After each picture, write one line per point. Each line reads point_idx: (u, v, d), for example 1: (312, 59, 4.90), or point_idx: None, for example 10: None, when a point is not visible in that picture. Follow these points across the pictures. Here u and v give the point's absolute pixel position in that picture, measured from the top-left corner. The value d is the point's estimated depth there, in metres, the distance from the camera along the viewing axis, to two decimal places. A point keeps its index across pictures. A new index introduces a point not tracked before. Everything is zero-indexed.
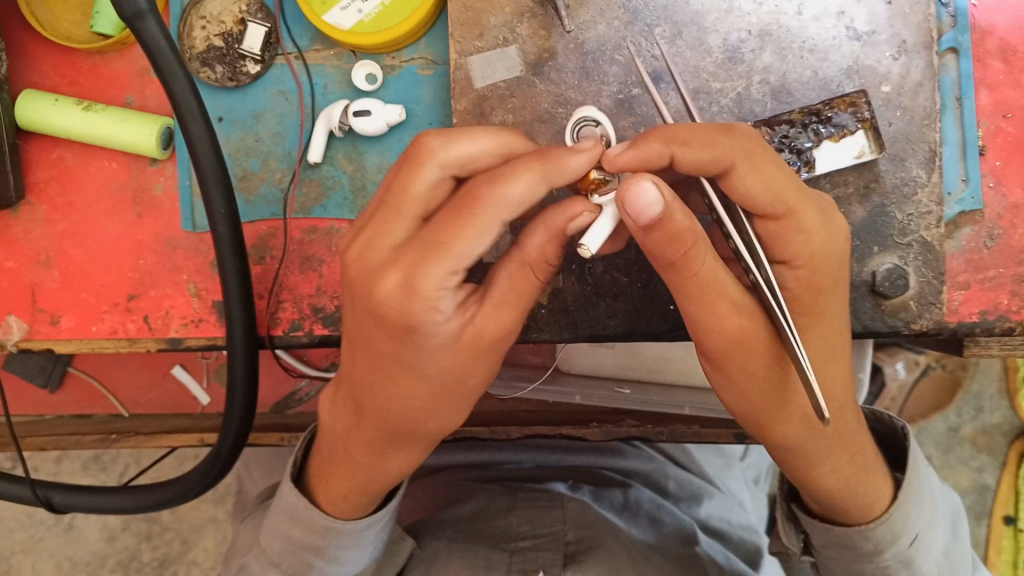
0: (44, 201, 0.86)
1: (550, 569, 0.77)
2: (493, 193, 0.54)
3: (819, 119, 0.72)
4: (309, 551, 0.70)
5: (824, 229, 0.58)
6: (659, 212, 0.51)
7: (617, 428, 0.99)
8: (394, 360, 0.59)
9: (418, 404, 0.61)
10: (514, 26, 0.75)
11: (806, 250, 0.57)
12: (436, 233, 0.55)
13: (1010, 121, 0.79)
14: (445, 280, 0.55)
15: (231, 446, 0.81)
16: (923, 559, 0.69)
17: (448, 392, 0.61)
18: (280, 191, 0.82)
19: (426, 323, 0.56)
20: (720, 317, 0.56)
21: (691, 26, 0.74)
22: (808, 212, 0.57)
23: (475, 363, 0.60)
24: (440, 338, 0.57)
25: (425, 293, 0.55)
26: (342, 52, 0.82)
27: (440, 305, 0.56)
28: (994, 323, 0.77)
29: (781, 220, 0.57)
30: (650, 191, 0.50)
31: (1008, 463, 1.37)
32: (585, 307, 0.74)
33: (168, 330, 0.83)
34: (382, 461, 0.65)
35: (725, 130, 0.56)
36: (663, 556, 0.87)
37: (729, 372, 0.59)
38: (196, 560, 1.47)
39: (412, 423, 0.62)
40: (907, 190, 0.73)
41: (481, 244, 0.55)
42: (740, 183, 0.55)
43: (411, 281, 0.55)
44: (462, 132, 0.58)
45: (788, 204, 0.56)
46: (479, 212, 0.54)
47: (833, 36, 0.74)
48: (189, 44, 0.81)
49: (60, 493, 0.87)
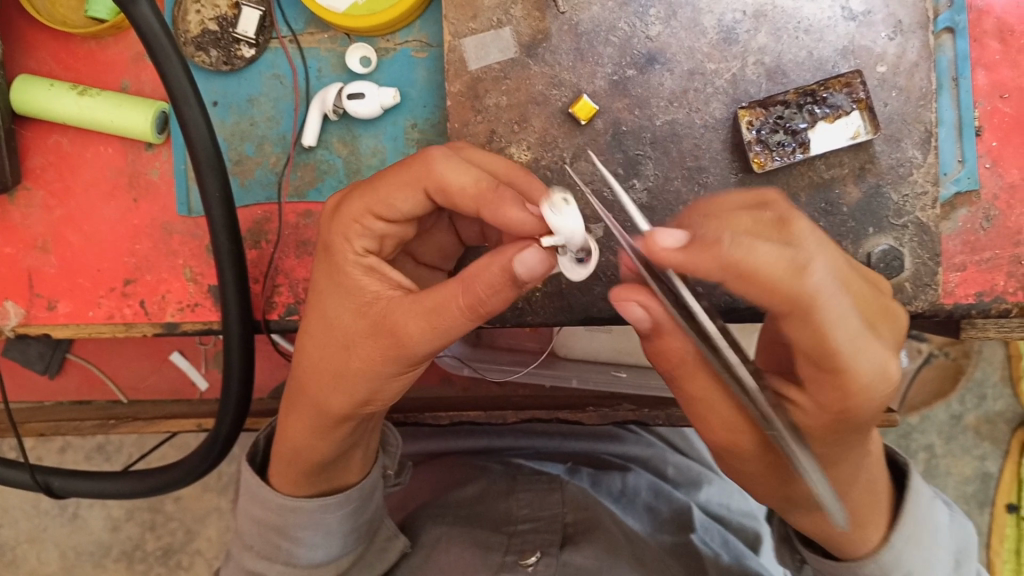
0: (40, 186, 0.85)
1: (547, 550, 0.78)
2: (427, 157, 0.60)
3: (814, 99, 0.73)
4: (276, 532, 0.71)
5: (871, 386, 0.51)
6: (648, 327, 0.53)
7: (613, 411, 0.98)
8: (311, 319, 0.64)
9: (315, 371, 0.64)
10: (508, 8, 0.75)
11: (838, 404, 0.52)
12: (378, 182, 0.61)
13: (1007, 101, 0.78)
14: (364, 217, 0.61)
15: (228, 432, 0.81)
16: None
17: (339, 373, 0.62)
18: (275, 175, 0.82)
19: (343, 265, 0.61)
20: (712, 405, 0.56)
21: (686, 7, 0.74)
22: (860, 366, 0.50)
23: (365, 350, 0.60)
24: (349, 299, 0.61)
25: (343, 221, 0.62)
26: (337, 35, 0.82)
27: (354, 247, 0.61)
28: (989, 305, 0.76)
29: (825, 372, 0.51)
30: (636, 312, 0.53)
31: (1012, 450, 1.37)
32: (580, 290, 0.74)
33: (165, 314, 0.83)
34: (290, 441, 0.68)
35: (796, 263, 0.48)
36: (660, 544, 0.87)
37: (717, 438, 0.58)
38: (199, 549, 1.48)
39: (309, 392, 0.65)
40: (902, 171, 0.72)
41: (404, 200, 0.60)
42: (788, 329, 0.51)
43: (339, 222, 0.62)
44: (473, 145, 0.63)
45: (836, 360, 0.50)
46: (415, 172, 0.60)
47: (828, 16, 0.73)
48: (183, 28, 0.81)
49: (59, 479, 0.87)
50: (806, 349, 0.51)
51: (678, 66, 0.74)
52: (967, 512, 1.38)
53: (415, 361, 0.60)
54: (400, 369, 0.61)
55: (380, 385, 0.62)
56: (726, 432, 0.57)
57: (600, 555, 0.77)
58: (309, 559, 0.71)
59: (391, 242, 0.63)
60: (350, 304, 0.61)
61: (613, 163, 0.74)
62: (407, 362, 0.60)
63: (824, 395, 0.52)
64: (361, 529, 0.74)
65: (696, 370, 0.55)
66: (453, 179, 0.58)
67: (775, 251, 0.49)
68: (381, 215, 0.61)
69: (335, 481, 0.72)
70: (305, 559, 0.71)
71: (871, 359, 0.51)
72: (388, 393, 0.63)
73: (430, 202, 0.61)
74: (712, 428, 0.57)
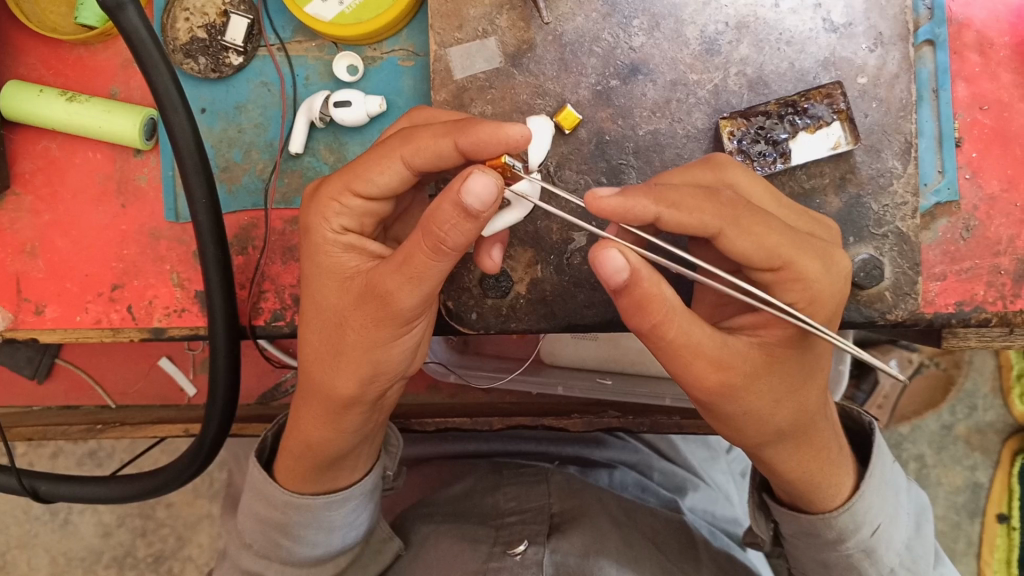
0: (30, 191, 0.86)
1: (534, 538, 0.77)
2: (408, 133, 0.61)
3: (795, 110, 0.73)
4: (278, 530, 0.72)
5: (823, 276, 0.59)
6: (626, 277, 0.55)
7: (599, 419, 1.02)
8: (304, 311, 0.67)
9: (317, 359, 0.66)
10: (494, 18, 0.76)
11: (806, 297, 0.59)
12: (359, 161, 0.63)
13: (987, 113, 0.79)
14: (342, 196, 0.63)
15: (213, 437, 0.81)
16: (887, 551, 0.69)
17: (338, 352, 0.64)
18: (262, 182, 0.82)
19: (323, 245, 0.64)
20: (700, 374, 0.59)
21: (669, 19, 0.75)
22: (808, 266, 0.58)
23: (358, 319, 0.63)
24: (329, 280, 0.64)
25: (320, 212, 0.64)
26: (325, 43, 0.83)
27: (331, 226, 0.64)
28: (970, 314, 0.77)
29: (782, 271, 0.59)
30: (617, 259, 0.54)
31: (1002, 461, 1.37)
32: (562, 298, 0.75)
33: (152, 319, 0.84)
34: (297, 436, 0.69)
35: (712, 194, 0.58)
36: (654, 516, 0.89)
37: (720, 410, 0.62)
38: (191, 556, 1.48)
39: (314, 380, 0.67)
40: (883, 181, 0.73)
41: (382, 172, 0.62)
42: (732, 245, 0.58)
43: (317, 201, 0.65)
44: (431, 111, 0.67)
45: (784, 258, 0.58)
46: (392, 144, 0.61)
47: (810, 28, 0.74)
48: (172, 35, 0.82)
49: (46, 483, 0.87)
50: (758, 261, 0.58)
51: (661, 76, 0.75)
52: (957, 522, 1.39)
53: (408, 318, 0.62)
54: (394, 333, 0.63)
55: (382, 353, 0.64)
56: (720, 376, 0.59)
57: (586, 542, 0.77)
58: (308, 557, 0.72)
59: (370, 221, 0.65)
60: (331, 282, 0.64)
61: (597, 172, 0.74)
62: (399, 323, 0.62)
63: (788, 295, 0.60)
64: (361, 527, 0.74)
65: (679, 318, 0.57)
66: (421, 136, 0.60)
67: (698, 189, 0.59)
68: (359, 192, 0.63)
69: (341, 480, 0.72)
70: (303, 557, 0.72)
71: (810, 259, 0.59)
72: (391, 364, 0.65)
73: (410, 176, 0.62)
74: (704, 375, 0.59)
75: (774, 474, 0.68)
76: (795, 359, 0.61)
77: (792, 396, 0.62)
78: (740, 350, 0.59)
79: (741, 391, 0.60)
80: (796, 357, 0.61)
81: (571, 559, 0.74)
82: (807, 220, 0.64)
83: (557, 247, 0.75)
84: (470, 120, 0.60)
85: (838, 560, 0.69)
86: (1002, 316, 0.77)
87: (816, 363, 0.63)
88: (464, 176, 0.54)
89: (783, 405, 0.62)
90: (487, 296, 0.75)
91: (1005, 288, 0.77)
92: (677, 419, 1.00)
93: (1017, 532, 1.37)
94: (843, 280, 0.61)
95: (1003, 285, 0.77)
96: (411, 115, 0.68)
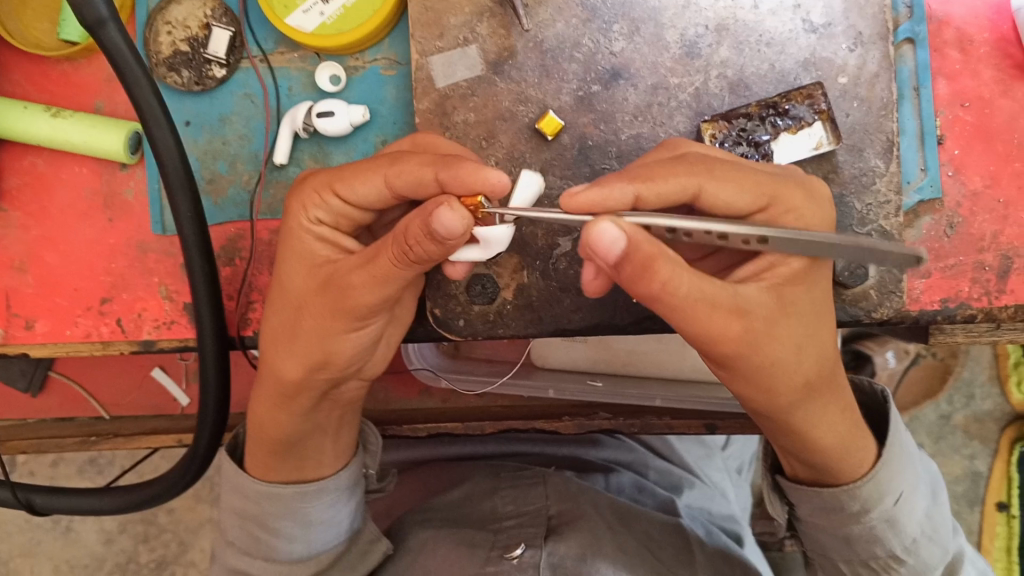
0: (17, 207, 0.86)
1: (531, 541, 0.78)
2: (397, 155, 0.62)
3: (776, 111, 0.73)
4: (255, 522, 0.73)
5: (809, 205, 0.61)
6: (624, 247, 0.53)
7: (589, 421, 0.99)
8: (273, 292, 0.69)
9: (274, 339, 0.68)
10: (474, 26, 0.76)
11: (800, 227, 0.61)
12: (347, 165, 0.64)
13: (968, 110, 0.80)
14: (324, 193, 0.64)
15: (206, 447, 0.82)
16: (909, 520, 0.69)
17: (295, 334, 0.66)
18: (247, 193, 0.83)
19: (298, 233, 0.66)
20: (720, 325, 0.57)
21: (649, 23, 0.75)
22: (797, 200, 0.60)
23: (315, 307, 0.65)
24: (299, 265, 0.66)
25: (298, 204, 0.65)
26: (307, 54, 0.83)
27: (308, 216, 0.65)
28: (955, 311, 0.78)
29: (770, 211, 0.60)
30: (610, 230, 0.53)
31: (1001, 449, 1.38)
32: (549, 302, 0.75)
33: (141, 332, 0.84)
34: (256, 416, 0.72)
35: (679, 161, 0.60)
36: (649, 520, 0.89)
37: (740, 370, 0.60)
38: (193, 561, 1.49)
39: (268, 361, 0.69)
40: (865, 180, 0.73)
41: (365, 181, 0.62)
42: (716, 197, 0.59)
43: (302, 191, 0.66)
44: (436, 139, 0.68)
45: (769, 195, 0.60)
46: (381, 163, 0.62)
47: (789, 29, 0.75)
48: (155, 49, 0.81)
49: (41, 496, 0.87)
50: (746, 209, 0.59)
51: (642, 81, 0.75)
52: (957, 511, 1.40)
53: (362, 316, 0.64)
54: (348, 328, 0.65)
55: (333, 344, 0.66)
56: (739, 324, 0.57)
57: (582, 544, 0.77)
58: (289, 553, 0.72)
59: (348, 223, 0.66)
60: (301, 268, 0.66)
61: (580, 178, 0.74)
62: (353, 317, 0.64)
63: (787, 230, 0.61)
64: (342, 528, 0.74)
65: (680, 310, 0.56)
66: (409, 165, 0.60)
67: (666, 162, 0.60)
68: (340, 193, 0.64)
69: (307, 471, 0.73)
70: (286, 553, 0.72)
71: (798, 203, 0.60)
72: (343, 358, 0.67)
73: (389, 195, 0.62)
74: (724, 326, 0.57)
75: (795, 441, 0.66)
76: (801, 296, 0.60)
77: (813, 343, 0.61)
78: (753, 296, 0.58)
79: (762, 339, 0.58)
80: (807, 295, 0.61)
81: (568, 561, 0.75)
82: (782, 168, 0.64)
83: (543, 252, 0.75)
84: (457, 157, 0.60)
85: (861, 533, 0.68)
86: (988, 312, 0.77)
87: (826, 301, 0.62)
88: (435, 205, 0.54)
89: (807, 357, 0.61)
90: (474, 303, 0.75)
91: (989, 284, 0.78)
92: (667, 419, 0.97)
93: (1017, 520, 1.37)
94: (826, 205, 0.63)
95: (988, 281, 0.78)
96: (414, 138, 0.68)
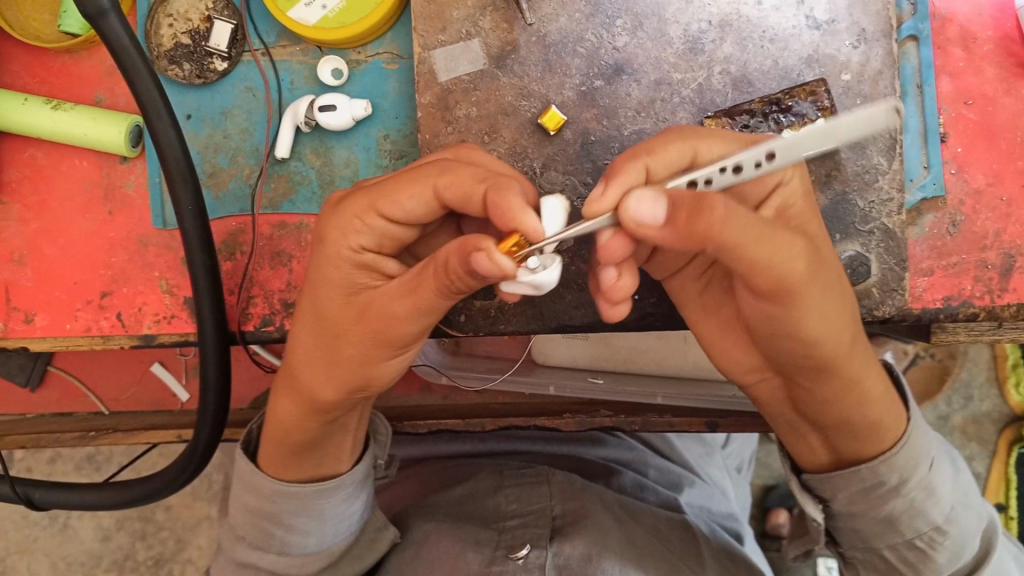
0: (17, 200, 0.86)
1: (536, 542, 0.77)
2: (445, 167, 0.62)
3: (780, 108, 0.74)
4: (268, 520, 0.72)
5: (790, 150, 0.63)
6: (665, 215, 0.52)
7: (590, 419, 0.97)
8: (302, 312, 0.67)
9: (303, 358, 0.67)
10: (477, 20, 0.76)
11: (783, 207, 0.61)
12: (388, 183, 0.63)
13: (971, 107, 0.80)
14: (365, 215, 0.62)
15: (206, 443, 0.81)
16: (943, 487, 0.68)
17: (327, 361, 0.65)
18: (249, 187, 0.82)
19: (336, 258, 0.63)
20: (781, 248, 0.54)
21: (653, 17, 0.75)
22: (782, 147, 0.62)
23: (354, 336, 0.63)
24: (337, 288, 0.64)
25: (336, 229, 0.63)
26: (309, 48, 0.83)
27: (348, 243, 0.63)
28: (957, 309, 0.77)
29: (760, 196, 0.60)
30: (644, 201, 0.52)
31: (999, 451, 1.37)
32: (551, 298, 0.75)
33: (141, 326, 0.84)
34: (274, 413, 0.70)
35: (667, 135, 0.61)
36: (655, 514, 0.90)
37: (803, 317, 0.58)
38: (190, 559, 1.48)
39: (297, 381, 0.68)
40: (868, 177, 0.73)
41: (413, 201, 0.61)
42: (710, 154, 0.60)
43: (341, 215, 0.63)
44: (472, 149, 0.67)
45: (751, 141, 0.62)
46: (427, 174, 0.61)
47: (793, 25, 0.74)
48: (156, 42, 0.82)
49: (40, 491, 0.86)
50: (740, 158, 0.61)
51: (645, 76, 0.75)
52: None
53: (405, 344, 0.63)
54: (389, 355, 0.64)
55: (370, 372, 0.65)
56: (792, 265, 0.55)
57: (588, 542, 0.77)
58: (301, 546, 0.72)
59: (390, 244, 0.64)
60: (336, 294, 0.64)
61: (582, 173, 0.74)
62: (395, 347, 0.63)
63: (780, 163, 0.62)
64: (353, 520, 0.75)
65: None
66: (461, 179, 0.60)
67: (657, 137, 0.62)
68: (384, 213, 0.62)
69: (323, 468, 0.73)
70: (298, 546, 0.72)
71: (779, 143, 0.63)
72: (380, 380, 0.66)
73: (437, 206, 0.62)
74: (786, 264, 0.55)
75: (843, 410, 0.64)
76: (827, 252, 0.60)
77: (847, 293, 0.62)
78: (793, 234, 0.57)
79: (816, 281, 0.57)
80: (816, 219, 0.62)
81: (574, 561, 0.75)
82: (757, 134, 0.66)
83: None
84: (506, 178, 0.59)
85: (904, 508, 0.67)
86: (990, 311, 0.77)
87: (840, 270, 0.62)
88: (475, 245, 0.52)
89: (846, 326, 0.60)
90: (475, 298, 0.75)
91: (992, 282, 0.77)
92: (668, 416, 0.97)
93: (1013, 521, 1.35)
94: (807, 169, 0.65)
95: (990, 279, 0.77)
96: (459, 152, 0.67)
